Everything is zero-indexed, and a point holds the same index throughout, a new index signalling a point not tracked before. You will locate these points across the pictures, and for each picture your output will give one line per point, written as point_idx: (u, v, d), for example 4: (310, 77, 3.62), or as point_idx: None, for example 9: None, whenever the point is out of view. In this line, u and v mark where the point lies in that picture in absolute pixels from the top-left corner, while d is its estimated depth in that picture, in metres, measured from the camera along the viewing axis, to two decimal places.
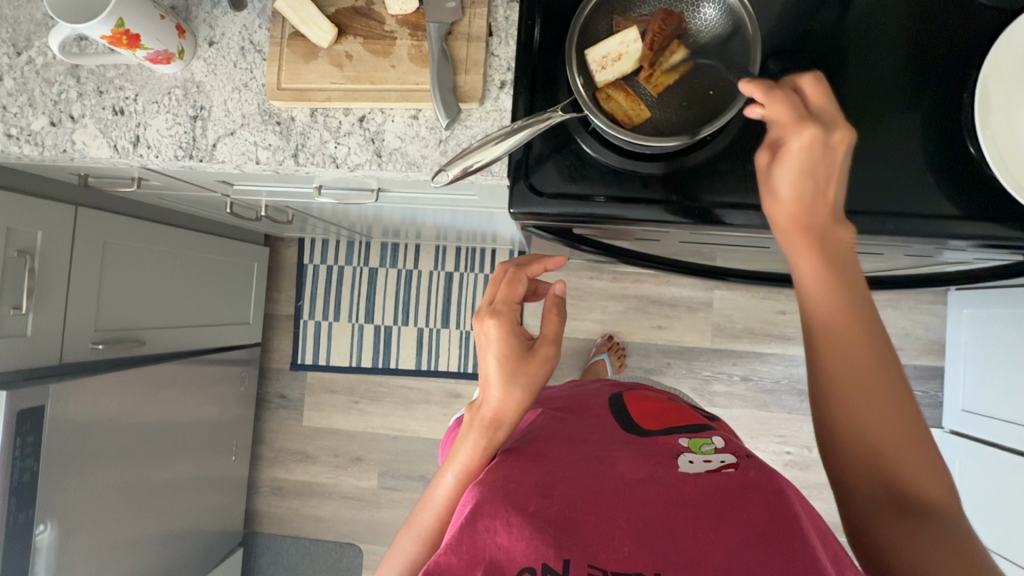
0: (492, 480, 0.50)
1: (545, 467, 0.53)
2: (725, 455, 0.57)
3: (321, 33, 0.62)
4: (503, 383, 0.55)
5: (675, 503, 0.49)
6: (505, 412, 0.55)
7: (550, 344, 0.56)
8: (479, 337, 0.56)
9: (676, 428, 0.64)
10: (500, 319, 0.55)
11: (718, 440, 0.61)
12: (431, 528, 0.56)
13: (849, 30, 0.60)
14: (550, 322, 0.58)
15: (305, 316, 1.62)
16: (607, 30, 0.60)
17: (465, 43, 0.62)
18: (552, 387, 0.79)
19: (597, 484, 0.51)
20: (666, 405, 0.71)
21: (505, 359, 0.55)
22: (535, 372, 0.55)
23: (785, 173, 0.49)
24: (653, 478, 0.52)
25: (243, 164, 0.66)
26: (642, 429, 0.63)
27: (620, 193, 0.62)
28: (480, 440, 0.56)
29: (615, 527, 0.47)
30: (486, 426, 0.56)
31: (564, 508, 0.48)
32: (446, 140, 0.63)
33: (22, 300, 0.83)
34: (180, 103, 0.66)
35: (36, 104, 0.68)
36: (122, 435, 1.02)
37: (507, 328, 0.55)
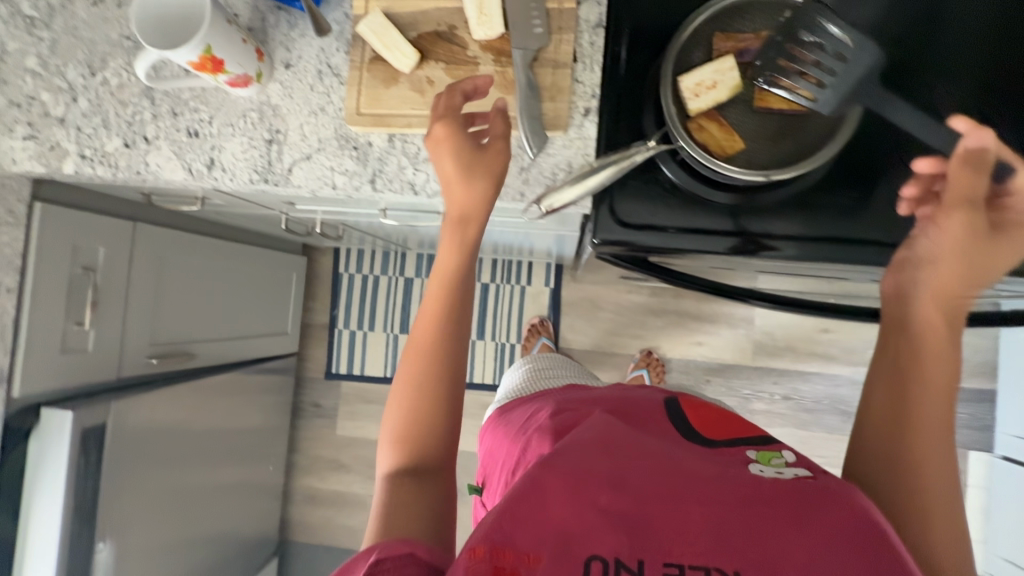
0: (556, 461, 0.42)
1: (609, 457, 0.44)
2: (799, 469, 0.47)
3: (403, 58, 0.61)
4: (461, 175, 0.56)
5: (751, 500, 0.39)
6: (469, 204, 0.58)
7: (501, 140, 0.57)
8: (432, 150, 0.57)
9: (737, 438, 0.55)
10: (447, 121, 0.56)
11: (789, 454, 0.52)
12: (432, 314, 0.59)
13: (941, 62, 0.59)
14: (497, 124, 0.57)
15: (340, 325, 1.62)
16: (700, 57, 0.59)
17: (552, 69, 0.60)
18: (596, 391, 0.71)
19: (675, 479, 0.41)
20: (725, 414, 0.62)
21: (458, 154, 0.56)
22: (493, 166, 0.57)
23: (1003, 244, 0.55)
24: (731, 479, 0.42)
25: (318, 189, 0.65)
26: (704, 437, 0.55)
27: (706, 223, 0.60)
28: (452, 233, 0.59)
29: (694, 522, 0.38)
30: (457, 221, 0.59)
31: (639, 500, 0.40)
32: (528, 168, 0.61)
33: (85, 315, 0.83)
34: (256, 127, 0.66)
35: (111, 126, 0.68)
36: (174, 444, 1.01)
37: (453, 128, 0.56)
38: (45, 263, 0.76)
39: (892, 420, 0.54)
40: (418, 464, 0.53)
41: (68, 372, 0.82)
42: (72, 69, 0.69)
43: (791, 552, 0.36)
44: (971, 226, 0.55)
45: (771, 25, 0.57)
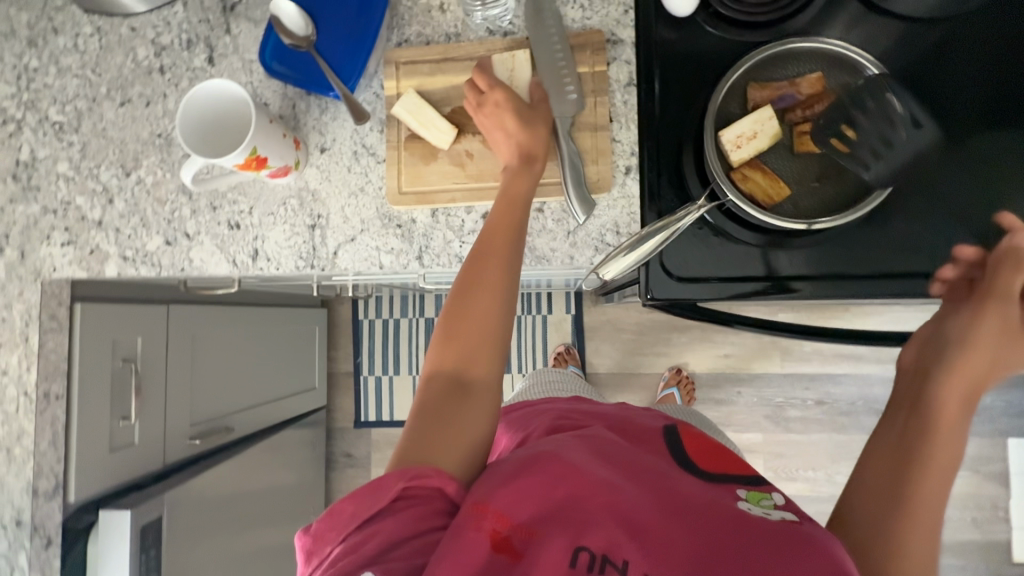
0: (562, 462, 0.49)
1: (609, 466, 0.51)
2: (788, 512, 0.47)
3: (441, 135, 0.61)
4: (522, 123, 0.57)
5: (737, 523, 0.45)
6: (534, 142, 0.57)
7: (541, 125, 0.58)
8: (487, 115, 0.58)
9: (735, 475, 0.54)
10: (501, 89, 0.58)
11: (779, 496, 0.51)
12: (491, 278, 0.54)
13: (973, 92, 0.60)
14: (536, 91, 0.60)
15: (365, 372, 1.62)
16: (737, 107, 0.59)
17: (591, 133, 0.61)
18: (599, 402, 0.72)
19: (666, 498, 0.48)
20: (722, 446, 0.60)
21: (511, 118, 0.57)
22: (539, 139, 0.57)
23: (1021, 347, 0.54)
24: (719, 499, 0.48)
25: (365, 270, 0.65)
26: (707, 461, 0.56)
27: (758, 270, 0.61)
28: (510, 161, 0.57)
29: (676, 532, 0.45)
30: (520, 155, 0.57)
31: (633, 507, 0.47)
32: (575, 231, 0.62)
33: (130, 407, 0.82)
34: (297, 214, 0.66)
35: (150, 225, 0.68)
36: (223, 524, 0.99)
37: (507, 100, 0.58)
38: (88, 363, 0.76)
39: (915, 428, 0.51)
40: (460, 379, 0.52)
41: (119, 467, 0.81)
42: (105, 171, 0.69)
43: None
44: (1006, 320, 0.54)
45: (801, 71, 0.59)
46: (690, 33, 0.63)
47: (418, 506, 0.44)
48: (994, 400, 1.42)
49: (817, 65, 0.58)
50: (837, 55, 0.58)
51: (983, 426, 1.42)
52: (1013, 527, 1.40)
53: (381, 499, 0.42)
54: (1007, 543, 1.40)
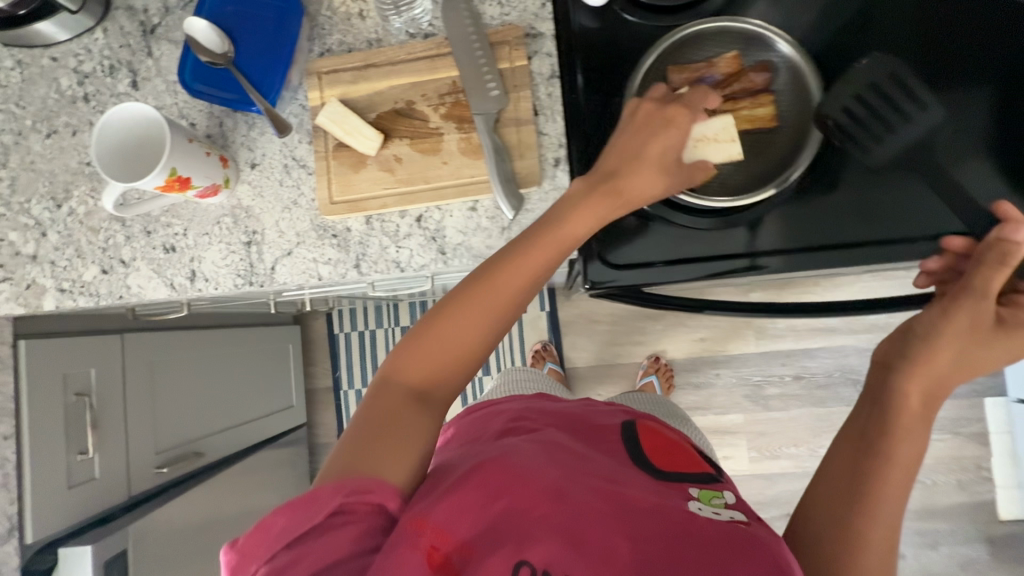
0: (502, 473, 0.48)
1: (554, 470, 0.50)
2: (738, 512, 0.50)
3: (367, 141, 0.61)
4: (662, 175, 0.56)
5: (683, 537, 0.44)
6: (646, 192, 0.55)
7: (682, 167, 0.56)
8: (652, 115, 0.56)
9: (688, 474, 0.57)
10: (683, 121, 0.56)
11: (729, 496, 0.54)
12: (486, 317, 0.53)
13: (899, 47, 0.59)
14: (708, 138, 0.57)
15: (345, 386, 1.61)
16: (657, 93, 0.60)
17: (515, 128, 0.61)
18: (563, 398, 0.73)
19: (609, 503, 0.47)
20: (680, 445, 0.63)
21: (659, 146, 0.55)
22: (653, 188, 0.55)
23: (994, 344, 0.53)
24: (665, 507, 0.47)
25: (305, 283, 0.65)
26: (661, 461, 0.57)
27: (694, 251, 0.59)
28: (596, 203, 0.54)
29: (617, 542, 0.44)
30: (606, 189, 0.54)
31: (575, 517, 0.46)
32: (509, 227, 0.61)
33: (87, 442, 0.82)
34: (232, 232, 0.65)
35: (85, 255, 0.67)
36: (197, 552, 0.98)
37: (693, 117, 0.56)
38: (36, 401, 0.75)
39: (878, 425, 0.51)
40: (423, 395, 0.51)
41: (80, 502, 0.81)
42: (35, 205, 0.68)
43: None
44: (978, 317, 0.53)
45: (718, 52, 0.59)
46: (610, 23, 0.63)
47: (356, 524, 0.42)
48: None
49: (732, 44, 0.59)
50: (751, 32, 0.58)
51: (960, 388, 1.43)
52: (997, 486, 1.40)
53: (314, 516, 0.41)
54: (992, 503, 1.40)
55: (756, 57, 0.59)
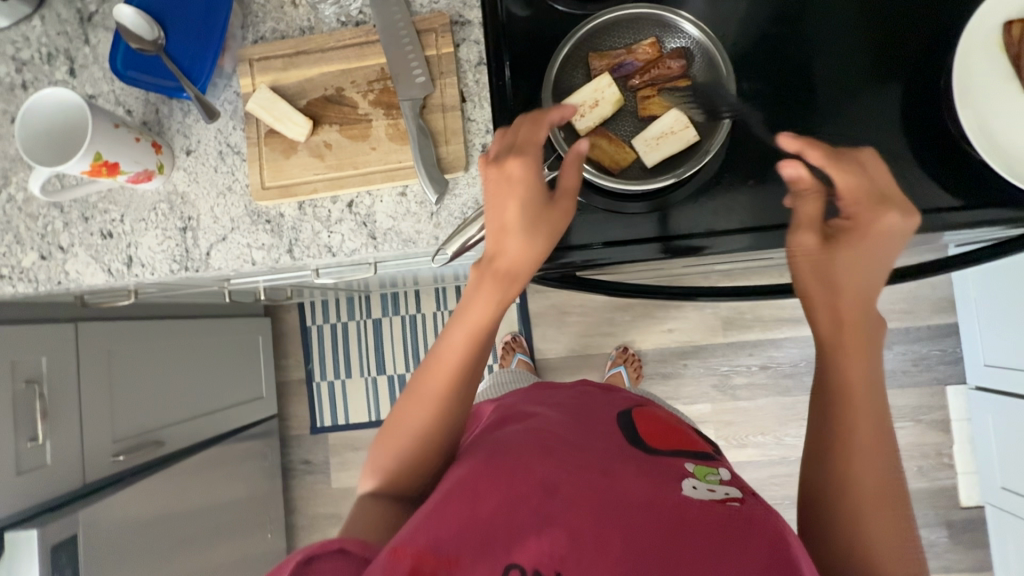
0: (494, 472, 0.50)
1: (546, 464, 0.52)
2: (731, 487, 0.54)
3: (296, 128, 0.62)
4: (524, 230, 0.55)
5: (676, 525, 0.46)
6: (522, 262, 0.56)
7: (569, 197, 0.55)
8: (499, 183, 0.55)
9: (685, 452, 0.60)
10: (525, 158, 0.55)
11: (725, 472, 0.58)
12: (439, 395, 0.58)
13: (808, 46, 0.63)
14: (569, 175, 0.56)
15: (317, 378, 1.62)
16: (581, 76, 0.61)
17: (441, 114, 0.62)
18: (562, 388, 0.75)
19: (601, 495, 0.49)
20: (672, 426, 0.67)
21: (526, 204, 0.55)
22: (556, 222, 0.55)
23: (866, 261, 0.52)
24: (658, 494, 0.49)
25: (239, 268, 0.66)
26: (652, 445, 0.59)
27: (614, 235, 0.61)
28: (492, 293, 0.57)
29: (613, 536, 0.46)
30: (501, 276, 0.57)
31: (569, 512, 0.47)
32: (437, 212, 0.63)
33: (37, 429, 0.83)
34: (168, 218, 0.66)
35: (24, 241, 0.68)
36: (156, 538, 1.00)
37: (532, 170, 0.55)
38: None
39: (830, 414, 0.53)
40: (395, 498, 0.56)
41: (30, 489, 0.82)
42: None
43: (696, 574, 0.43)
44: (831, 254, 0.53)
45: (637, 38, 0.60)
46: (539, 8, 0.63)
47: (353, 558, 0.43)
48: (930, 349, 1.45)
49: (651, 30, 0.60)
50: (666, 18, 0.60)
51: (922, 375, 1.45)
52: (957, 472, 1.43)
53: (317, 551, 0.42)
54: (953, 488, 1.43)
55: (672, 42, 0.60)
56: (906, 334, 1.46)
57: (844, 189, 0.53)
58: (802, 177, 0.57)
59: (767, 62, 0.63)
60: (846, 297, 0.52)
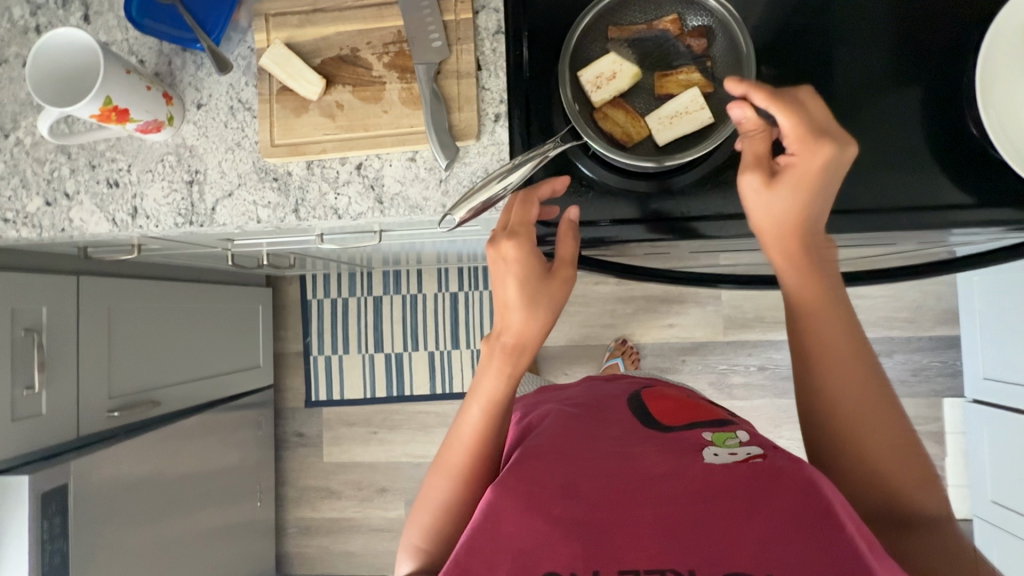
0: (512, 482, 0.48)
1: (563, 465, 0.50)
2: (752, 447, 0.52)
3: (310, 86, 0.61)
4: (525, 305, 0.51)
5: (701, 494, 0.45)
6: (529, 335, 0.51)
7: (567, 265, 0.53)
8: (495, 262, 0.52)
9: (702, 422, 0.59)
10: (518, 239, 0.52)
11: (743, 434, 0.55)
12: (463, 466, 0.55)
13: (831, 34, 0.62)
14: (566, 245, 0.55)
15: (315, 352, 1.62)
16: (599, 50, 0.60)
17: (456, 80, 0.62)
18: (568, 386, 0.75)
19: (621, 483, 0.48)
20: (687, 401, 0.66)
21: (525, 281, 0.51)
22: (558, 293, 0.51)
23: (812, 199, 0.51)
24: (677, 471, 0.48)
25: (244, 225, 0.65)
26: (662, 424, 0.59)
27: (623, 213, 0.60)
28: (504, 367, 0.53)
29: (649, 522, 0.44)
30: (509, 352, 0.52)
31: (596, 504, 0.46)
32: (446, 180, 0.62)
33: (35, 377, 0.83)
34: (175, 170, 0.66)
35: (30, 186, 0.68)
36: (147, 496, 1.01)
37: (526, 249, 0.52)
38: None
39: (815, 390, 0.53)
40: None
41: (25, 436, 0.82)
42: None
43: (743, 545, 0.41)
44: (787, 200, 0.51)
45: (658, 14, 0.59)
46: None
47: None
48: (930, 360, 1.45)
49: (673, 7, 0.59)
50: None
51: (920, 386, 1.45)
52: None
53: None
54: None
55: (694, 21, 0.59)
56: (907, 343, 1.45)
57: (786, 132, 0.51)
58: (749, 119, 0.54)
59: (788, 48, 0.63)
60: (770, 245, 0.53)
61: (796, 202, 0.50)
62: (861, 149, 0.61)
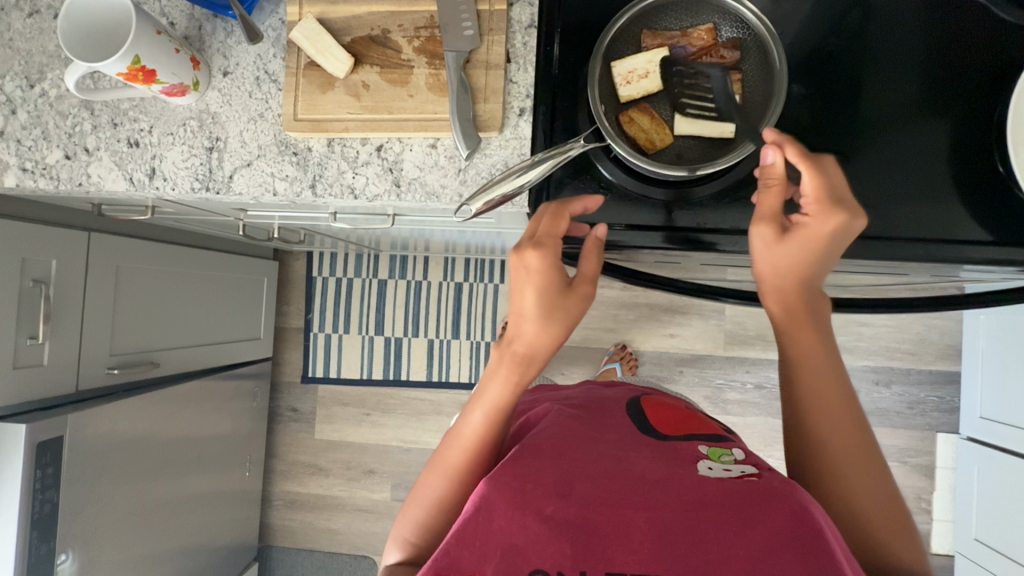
0: (506, 475, 0.47)
1: (560, 463, 0.50)
2: (747, 466, 0.52)
3: (338, 63, 0.61)
4: (540, 318, 0.51)
5: (695, 505, 0.45)
6: (539, 346, 0.52)
7: (587, 284, 0.53)
8: (516, 270, 0.52)
9: (697, 435, 0.59)
10: (545, 251, 0.51)
11: (738, 451, 0.55)
12: (460, 467, 0.55)
13: (864, 57, 0.62)
14: (589, 263, 0.54)
15: (315, 329, 1.62)
16: (632, 50, 0.60)
17: (484, 71, 0.62)
18: (566, 387, 0.76)
19: (615, 485, 0.47)
20: (682, 412, 0.66)
21: (543, 293, 0.51)
22: (573, 310, 0.51)
23: (815, 262, 0.52)
24: (673, 479, 0.48)
25: (260, 196, 0.66)
26: (660, 433, 0.59)
27: (639, 220, 0.60)
28: (512, 376, 0.53)
29: (642, 532, 0.44)
30: (518, 361, 0.52)
31: (589, 506, 0.45)
32: (466, 169, 0.62)
33: (38, 329, 0.84)
34: (196, 135, 0.66)
35: (51, 138, 0.68)
36: (140, 455, 1.02)
37: (550, 261, 0.51)
38: None
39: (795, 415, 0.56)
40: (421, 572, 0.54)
41: (25, 385, 0.83)
42: (9, 81, 0.68)
43: (733, 559, 0.42)
44: (789, 260, 0.51)
45: (695, 23, 0.59)
46: None
47: None
48: (928, 394, 1.44)
49: (710, 17, 0.59)
50: (728, 6, 0.58)
51: (915, 419, 1.45)
52: (934, 519, 1.43)
53: None
54: (926, 534, 1.43)
55: (707, 71, 0.57)
56: (906, 375, 1.45)
57: (807, 193, 0.50)
58: (775, 167, 0.51)
59: (819, 69, 0.62)
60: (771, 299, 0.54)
61: (799, 263, 0.51)
62: (883, 177, 0.61)
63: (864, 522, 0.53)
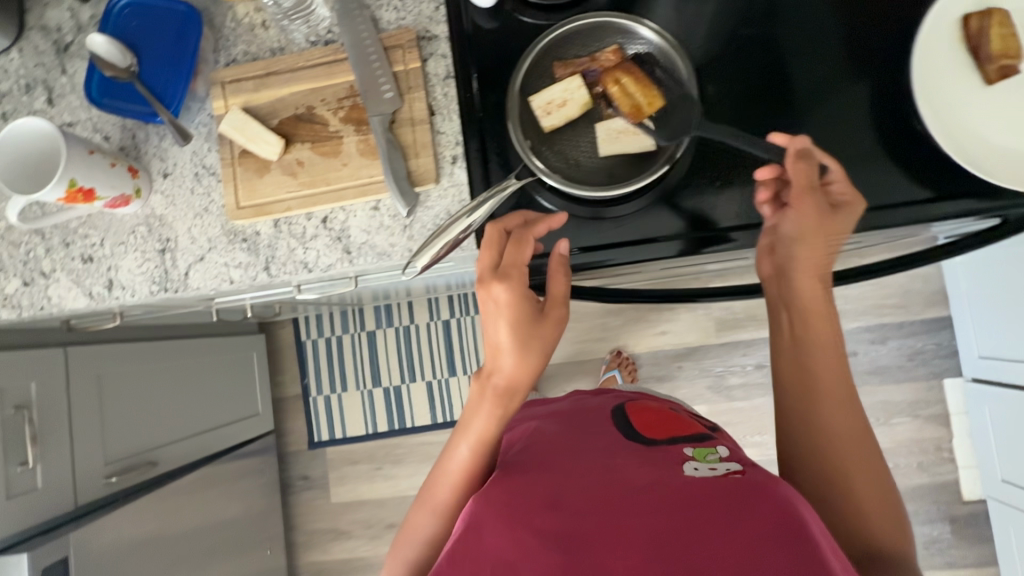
0: (495, 494, 0.49)
1: (550, 480, 0.51)
2: (732, 463, 0.52)
3: (269, 147, 0.63)
4: (519, 350, 0.51)
5: (682, 503, 0.45)
6: (519, 378, 0.52)
7: (559, 305, 0.53)
8: (487, 304, 0.52)
9: (681, 438, 0.59)
10: (512, 285, 0.51)
11: (724, 449, 0.56)
12: (447, 505, 0.55)
13: (769, 47, 0.64)
14: (557, 283, 0.54)
15: (313, 393, 1.62)
16: (547, 81, 0.62)
17: (410, 128, 0.63)
18: (555, 399, 0.76)
19: (604, 494, 0.48)
20: (666, 415, 0.66)
21: (517, 325, 0.51)
22: (549, 337, 0.52)
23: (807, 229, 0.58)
24: (660, 481, 0.48)
25: (218, 287, 0.67)
26: (646, 438, 0.59)
27: (589, 242, 0.61)
28: (496, 410, 0.53)
29: (632, 534, 0.44)
30: (502, 395, 0.53)
31: (578, 517, 0.46)
32: (410, 225, 0.64)
33: (27, 453, 0.84)
34: (146, 240, 0.67)
35: (7, 269, 0.69)
36: (151, 558, 1.00)
37: (519, 292, 0.51)
38: None
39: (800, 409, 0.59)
40: None
41: (19, 513, 0.82)
42: None
43: (722, 553, 0.41)
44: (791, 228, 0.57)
45: (602, 47, 0.62)
46: (506, 19, 0.66)
47: None
48: (925, 343, 1.44)
49: (614, 38, 0.62)
50: (629, 27, 0.61)
51: (918, 370, 1.44)
52: (958, 466, 1.42)
53: None
54: (955, 483, 1.42)
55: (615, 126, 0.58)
56: (900, 328, 1.45)
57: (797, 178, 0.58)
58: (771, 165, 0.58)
59: (729, 65, 0.64)
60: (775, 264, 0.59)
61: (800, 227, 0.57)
62: None
63: (865, 513, 0.54)
